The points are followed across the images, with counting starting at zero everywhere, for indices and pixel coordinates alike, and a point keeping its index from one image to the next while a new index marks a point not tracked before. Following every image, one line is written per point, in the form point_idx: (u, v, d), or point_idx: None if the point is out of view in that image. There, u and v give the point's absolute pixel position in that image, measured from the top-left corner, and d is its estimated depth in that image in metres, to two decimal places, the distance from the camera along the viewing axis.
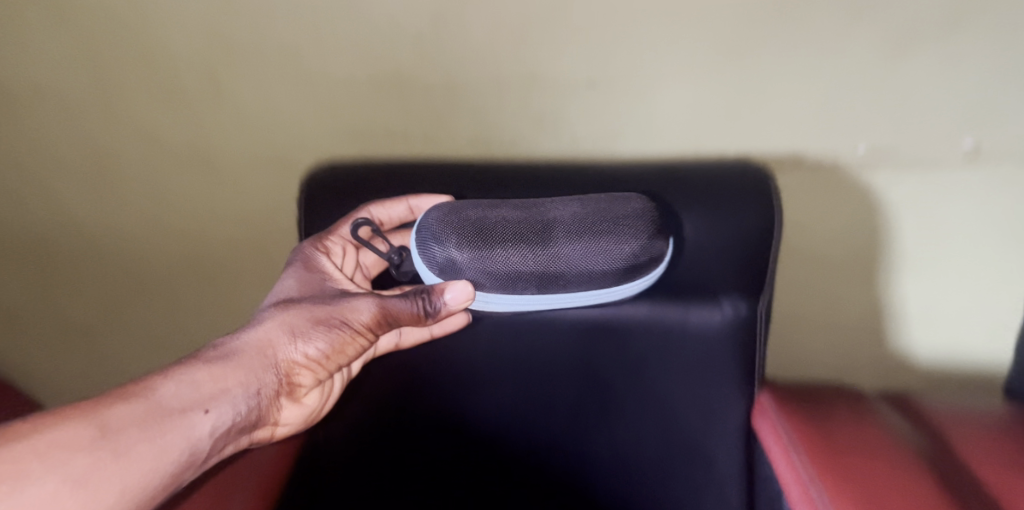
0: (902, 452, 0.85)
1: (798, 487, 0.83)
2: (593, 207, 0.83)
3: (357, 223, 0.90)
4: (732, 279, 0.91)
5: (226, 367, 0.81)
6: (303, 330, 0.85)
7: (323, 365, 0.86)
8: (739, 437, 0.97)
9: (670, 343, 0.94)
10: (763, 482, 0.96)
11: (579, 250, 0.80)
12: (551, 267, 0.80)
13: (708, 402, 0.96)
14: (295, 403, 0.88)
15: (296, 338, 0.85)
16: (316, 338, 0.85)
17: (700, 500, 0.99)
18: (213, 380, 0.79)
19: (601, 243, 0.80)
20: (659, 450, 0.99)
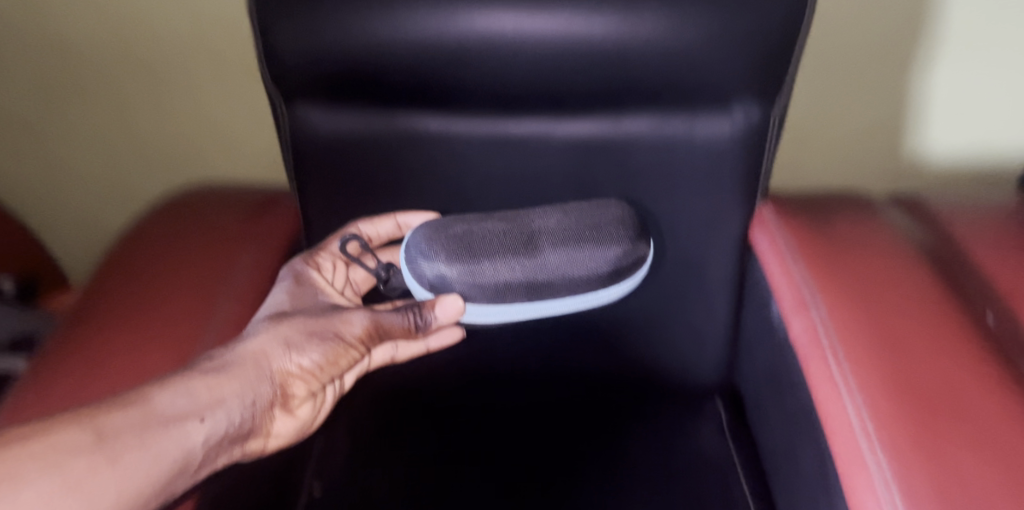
0: (902, 294, 0.62)
1: (806, 331, 0.61)
2: (574, 215, 0.64)
3: (344, 241, 0.70)
4: (746, 79, 0.66)
5: (219, 383, 0.56)
6: (298, 340, 0.62)
7: (325, 370, 0.63)
8: (730, 292, 0.79)
9: (672, 161, 0.73)
10: (745, 348, 0.80)
11: (567, 257, 0.60)
12: (538, 271, 0.60)
13: (699, 223, 0.76)
14: (289, 417, 0.62)
15: (289, 345, 0.61)
16: (313, 346, 0.62)
17: (685, 361, 0.83)
18: (205, 387, 0.55)
19: (587, 241, 0.61)
20: (641, 346, 0.82)
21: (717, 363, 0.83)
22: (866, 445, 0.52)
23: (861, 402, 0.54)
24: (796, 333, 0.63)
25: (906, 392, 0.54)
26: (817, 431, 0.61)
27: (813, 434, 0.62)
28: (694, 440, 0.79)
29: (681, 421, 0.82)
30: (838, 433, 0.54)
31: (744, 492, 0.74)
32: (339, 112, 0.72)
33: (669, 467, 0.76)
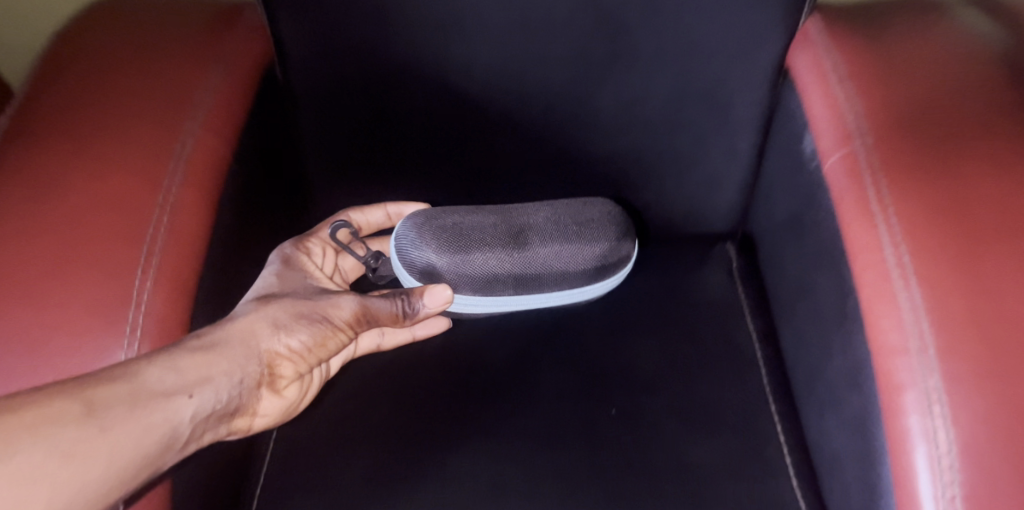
0: (925, 99, 0.61)
1: (844, 171, 0.59)
2: (559, 212, 0.70)
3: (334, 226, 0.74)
4: None
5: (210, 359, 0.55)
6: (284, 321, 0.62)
7: (312, 353, 0.63)
8: (749, 156, 0.82)
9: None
10: (762, 191, 0.83)
11: (552, 248, 0.67)
12: (526, 262, 0.67)
13: (709, 128, 0.79)
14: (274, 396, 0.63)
15: (276, 324, 0.61)
16: (300, 327, 0.62)
17: (695, 207, 0.86)
18: (191, 359, 0.54)
19: (570, 237, 0.68)
20: (654, 206, 0.86)
21: (729, 208, 0.86)
22: (898, 275, 0.52)
23: (918, 299, 0.51)
24: (831, 162, 0.61)
25: (937, 191, 0.55)
26: (828, 221, 0.65)
27: (835, 270, 0.63)
28: (700, 279, 0.86)
29: (687, 266, 0.88)
30: (868, 272, 0.54)
31: (748, 335, 0.81)
32: (316, 69, 0.74)
33: (677, 313, 0.83)
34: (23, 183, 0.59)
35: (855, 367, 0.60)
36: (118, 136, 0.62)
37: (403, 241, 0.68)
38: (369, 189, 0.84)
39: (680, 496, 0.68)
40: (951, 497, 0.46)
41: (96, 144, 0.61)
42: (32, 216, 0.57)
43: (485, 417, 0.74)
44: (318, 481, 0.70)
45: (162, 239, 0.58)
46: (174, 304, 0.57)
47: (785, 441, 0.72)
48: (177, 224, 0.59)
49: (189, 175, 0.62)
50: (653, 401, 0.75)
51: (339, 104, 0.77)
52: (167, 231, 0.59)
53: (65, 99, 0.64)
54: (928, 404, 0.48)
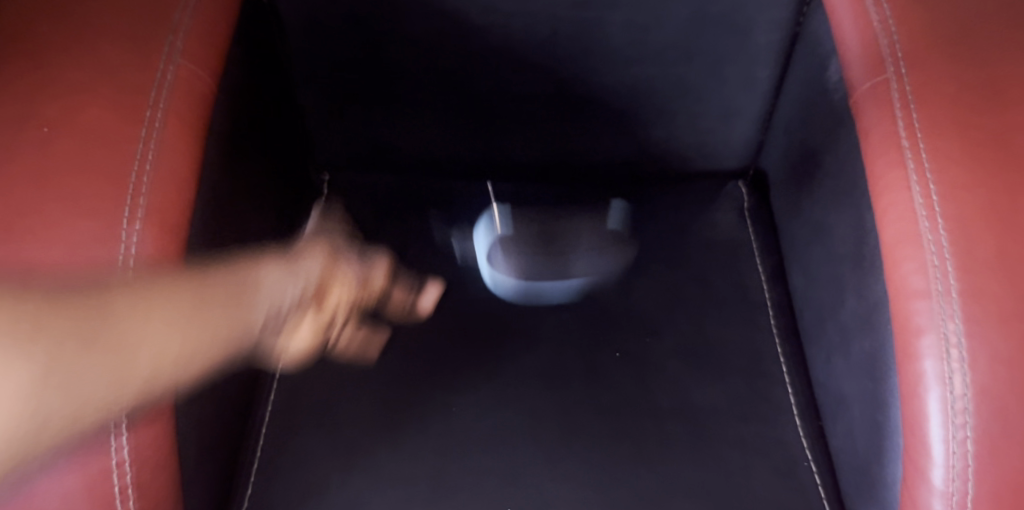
0: (958, 26, 0.57)
1: (873, 103, 0.56)
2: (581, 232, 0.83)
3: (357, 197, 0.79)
4: None
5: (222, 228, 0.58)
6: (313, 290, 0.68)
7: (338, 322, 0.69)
8: (766, 87, 0.79)
9: None
10: (779, 124, 0.81)
11: (587, 264, 0.79)
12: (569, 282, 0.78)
13: (723, 55, 0.76)
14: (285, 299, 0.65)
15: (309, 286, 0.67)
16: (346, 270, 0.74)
17: (707, 142, 0.84)
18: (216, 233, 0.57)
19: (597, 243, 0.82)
20: (668, 141, 0.84)
21: (744, 141, 0.84)
22: (924, 214, 0.51)
23: (944, 244, 0.50)
24: (860, 92, 0.58)
25: (967, 126, 0.52)
26: (852, 156, 0.63)
27: (857, 211, 0.62)
28: (711, 219, 0.85)
29: (699, 203, 0.86)
30: (891, 210, 0.52)
31: (757, 275, 0.80)
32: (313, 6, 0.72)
33: (685, 253, 0.82)
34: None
35: (869, 308, 0.60)
36: (97, 44, 0.56)
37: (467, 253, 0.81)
38: (367, 122, 0.82)
39: (686, 433, 0.69)
40: (962, 438, 0.47)
41: (76, 52, 0.55)
42: (6, 128, 0.51)
43: (490, 351, 0.74)
44: (321, 413, 0.69)
45: (154, 153, 0.53)
46: (169, 220, 0.51)
47: (790, 381, 0.73)
48: (168, 136, 0.53)
49: (177, 84, 0.55)
50: (659, 342, 0.75)
51: (338, 50, 0.76)
52: (159, 144, 0.53)
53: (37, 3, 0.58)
54: (945, 349, 0.48)
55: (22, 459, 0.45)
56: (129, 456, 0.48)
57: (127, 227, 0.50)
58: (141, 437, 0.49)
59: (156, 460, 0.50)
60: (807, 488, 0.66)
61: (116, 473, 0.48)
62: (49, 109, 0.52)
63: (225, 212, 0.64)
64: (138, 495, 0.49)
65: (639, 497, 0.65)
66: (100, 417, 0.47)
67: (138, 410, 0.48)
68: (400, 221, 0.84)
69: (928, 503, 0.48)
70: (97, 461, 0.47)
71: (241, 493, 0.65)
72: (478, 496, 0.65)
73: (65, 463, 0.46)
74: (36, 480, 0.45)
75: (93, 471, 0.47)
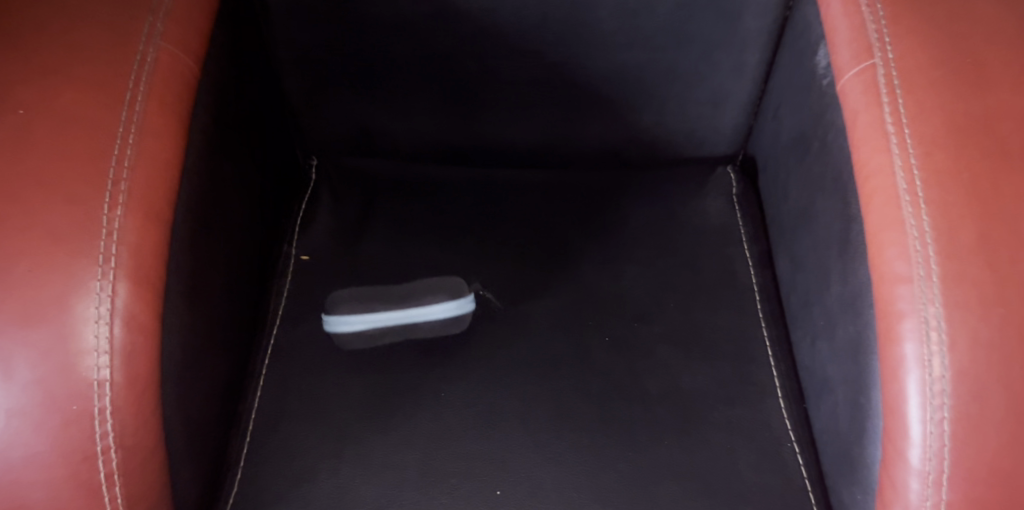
0: (944, 13, 0.57)
1: (861, 88, 0.56)
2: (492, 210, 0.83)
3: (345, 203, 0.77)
4: None
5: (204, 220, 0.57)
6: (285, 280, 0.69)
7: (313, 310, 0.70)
8: (756, 72, 0.79)
9: None
10: (767, 109, 0.81)
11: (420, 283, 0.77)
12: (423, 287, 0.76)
13: (712, 41, 0.76)
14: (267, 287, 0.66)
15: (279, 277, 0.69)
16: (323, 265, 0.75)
17: (696, 128, 0.84)
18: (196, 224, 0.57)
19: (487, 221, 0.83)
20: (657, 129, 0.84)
21: (732, 128, 0.85)
22: (907, 200, 0.51)
23: (928, 229, 0.50)
24: (847, 78, 0.58)
25: (951, 113, 0.53)
26: (839, 143, 0.64)
27: (843, 198, 0.63)
28: (700, 205, 0.85)
29: (688, 189, 0.87)
30: (876, 197, 0.53)
31: (744, 261, 0.81)
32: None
33: (673, 239, 0.82)
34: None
35: (853, 293, 0.61)
36: (80, 29, 0.55)
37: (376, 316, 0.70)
38: (354, 107, 0.82)
39: (672, 418, 0.69)
40: (939, 419, 0.48)
41: (56, 37, 0.54)
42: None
43: (479, 335, 0.74)
44: (312, 397, 0.69)
45: (135, 138, 0.52)
46: (150, 207, 0.51)
47: (776, 365, 0.73)
48: (149, 121, 0.53)
49: (159, 69, 0.55)
50: (647, 327, 0.75)
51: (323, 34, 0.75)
52: (140, 129, 0.52)
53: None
54: (925, 332, 0.48)
55: (7, 439, 0.46)
56: (115, 440, 0.48)
57: (108, 214, 0.50)
58: (125, 422, 0.49)
59: (139, 442, 0.50)
60: (792, 471, 0.67)
61: (101, 457, 0.48)
62: (28, 95, 0.52)
63: (210, 197, 0.63)
64: (125, 479, 0.49)
65: (627, 480, 0.66)
66: (82, 402, 0.47)
67: (121, 394, 0.48)
68: (392, 202, 0.84)
69: (905, 483, 0.49)
70: (81, 446, 0.47)
71: (231, 475, 0.66)
72: (468, 479, 0.65)
73: (47, 447, 0.46)
74: (20, 466, 0.46)
75: (75, 455, 0.47)
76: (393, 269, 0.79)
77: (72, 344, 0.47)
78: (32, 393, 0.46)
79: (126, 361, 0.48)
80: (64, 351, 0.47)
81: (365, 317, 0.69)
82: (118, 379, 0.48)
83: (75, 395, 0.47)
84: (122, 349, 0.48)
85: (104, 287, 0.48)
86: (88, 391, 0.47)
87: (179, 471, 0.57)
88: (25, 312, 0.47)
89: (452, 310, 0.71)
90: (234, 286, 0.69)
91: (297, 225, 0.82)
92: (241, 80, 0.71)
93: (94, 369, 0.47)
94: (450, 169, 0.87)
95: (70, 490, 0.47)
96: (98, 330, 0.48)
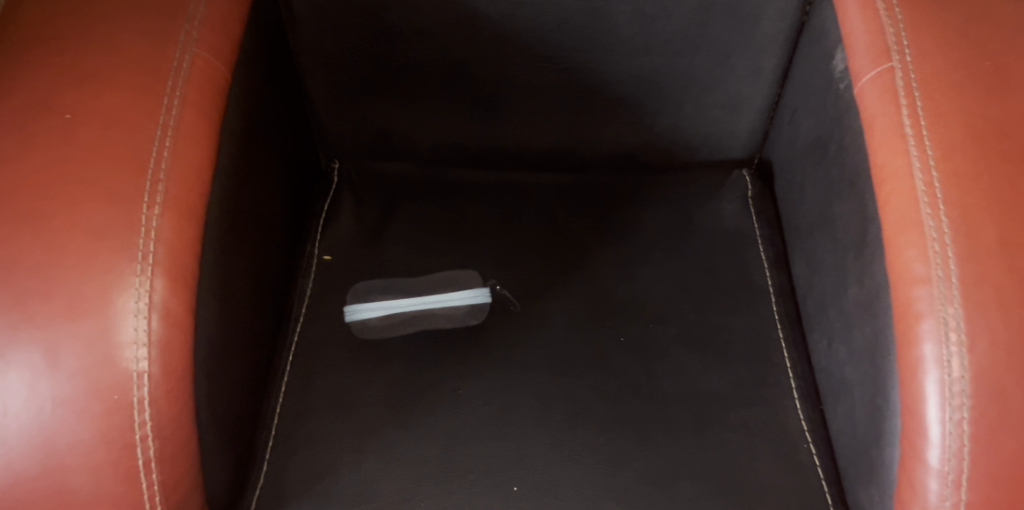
0: (962, 17, 0.57)
1: (878, 91, 0.56)
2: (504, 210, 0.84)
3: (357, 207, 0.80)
4: None
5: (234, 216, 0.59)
6: None
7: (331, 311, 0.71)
8: (772, 76, 0.80)
9: None
10: (784, 113, 0.81)
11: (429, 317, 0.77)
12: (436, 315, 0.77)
13: (728, 45, 0.77)
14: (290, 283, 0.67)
15: None
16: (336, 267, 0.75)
17: (712, 132, 0.85)
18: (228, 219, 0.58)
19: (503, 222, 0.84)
20: (673, 133, 0.85)
21: (749, 132, 0.85)
22: (926, 201, 0.51)
23: (949, 233, 0.50)
24: (864, 82, 0.58)
25: (970, 116, 0.53)
26: (856, 146, 0.64)
27: (860, 201, 0.63)
28: (716, 208, 0.86)
29: (704, 192, 0.87)
30: (894, 199, 0.53)
31: (760, 263, 0.81)
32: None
33: (689, 242, 0.83)
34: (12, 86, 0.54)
35: (871, 295, 0.61)
36: (112, 35, 0.57)
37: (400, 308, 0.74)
38: (374, 111, 0.83)
39: (689, 419, 0.70)
40: (959, 419, 0.48)
41: (94, 44, 0.56)
42: (28, 117, 0.52)
43: (496, 336, 0.75)
44: (332, 396, 0.70)
45: (172, 140, 0.53)
46: (186, 206, 0.52)
47: (792, 366, 0.74)
48: (184, 123, 0.54)
49: (194, 74, 0.56)
50: (663, 328, 0.76)
51: (349, 42, 0.77)
52: (177, 131, 0.54)
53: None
54: (944, 332, 0.49)
55: (51, 429, 0.47)
56: (153, 429, 0.49)
57: (146, 213, 0.51)
58: (161, 413, 0.49)
59: (176, 432, 0.51)
60: (809, 472, 0.67)
61: (140, 445, 0.49)
62: (66, 100, 0.53)
63: (239, 198, 0.64)
64: (162, 466, 0.50)
65: (643, 479, 0.66)
66: (123, 392, 0.48)
67: (159, 384, 0.49)
68: (411, 205, 0.85)
69: (924, 484, 0.49)
70: (121, 433, 0.48)
71: (257, 470, 0.66)
72: (486, 476, 0.66)
73: (89, 435, 0.47)
74: (64, 452, 0.47)
75: (116, 442, 0.48)
76: (412, 271, 0.79)
77: (112, 337, 0.48)
78: (77, 382, 0.47)
79: (163, 352, 0.49)
80: (103, 344, 0.48)
81: (386, 302, 0.74)
82: (156, 370, 0.49)
83: (116, 385, 0.48)
84: (160, 342, 0.49)
85: (142, 282, 0.49)
86: (128, 382, 0.48)
87: (209, 463, 0.58)
88: (70, 306, 0.48)
89: (468, 298, 0.75)
90: (260, 286, 0.70)
91: (319, 225, 0.83)
92: (266, 87, 0.73)
93: (134, 360, 0.48)
94: (468, 172, 0.88)
95: (112, 477, 0.48)
96: (137, 323, 0.49)
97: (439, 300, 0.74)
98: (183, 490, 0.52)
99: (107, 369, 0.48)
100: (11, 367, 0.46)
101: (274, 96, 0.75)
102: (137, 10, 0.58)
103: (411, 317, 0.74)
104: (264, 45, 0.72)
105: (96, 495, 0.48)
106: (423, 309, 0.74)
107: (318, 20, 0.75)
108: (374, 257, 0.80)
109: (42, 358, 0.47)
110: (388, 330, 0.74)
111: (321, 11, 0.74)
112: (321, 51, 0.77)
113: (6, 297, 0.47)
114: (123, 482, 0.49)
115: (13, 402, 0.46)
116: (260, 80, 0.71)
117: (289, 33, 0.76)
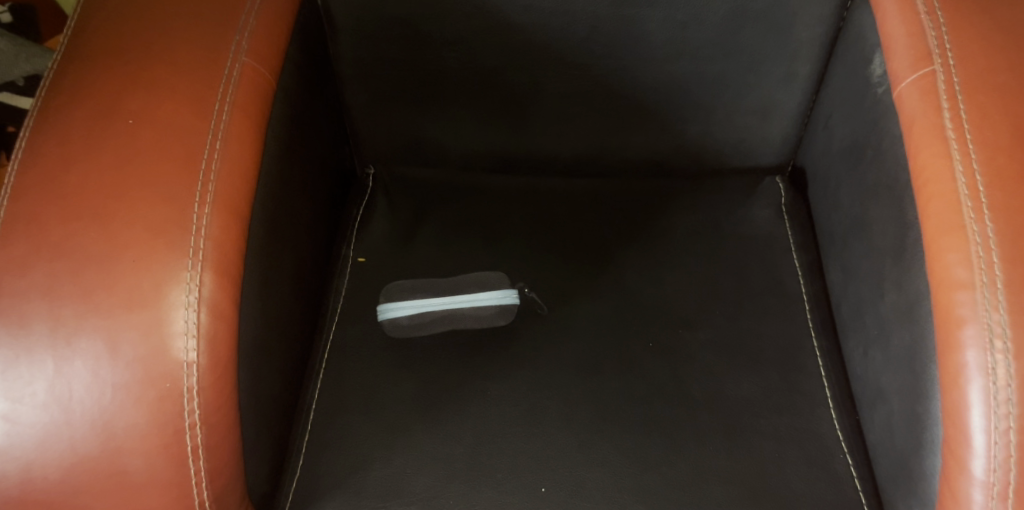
0: (1006, 21, 0.56)
1: (918, 94, 0.56)
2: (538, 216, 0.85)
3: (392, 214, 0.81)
4: None
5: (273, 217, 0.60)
6: None
7: None
8: (807, 83, 0.79)
9: None
10: (819, 119, 0.81)
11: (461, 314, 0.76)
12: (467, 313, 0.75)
13: (763, 52, 0.76)
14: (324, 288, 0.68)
15: None
16: None
17: (745, 138, 0.84)
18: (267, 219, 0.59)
19: (536, 227, 0.84)
20: (708, 139, 0.84)
21: (783, 138, 0.84)
22: (970, 206, 0.51)
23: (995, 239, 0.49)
24: (904, 85, 0.57)
25: (1014, 119, 0.52)
26: (895, 150, 0.63)
27: (899, 208, 0.62)
28: (748, 215, 0.85)
29: (736, 199, 0.86)
30: (934, 204, 0.53)
31: (794, 271, 0.80)
32: (365, 10, 0.74)
33: (720, 248, 0.82)
34: (76, 90, 0.55)
35: (910, 302, 0.60)
36: (168, 41, 0.58)
37: (429, 309, 0.71)
38: (410, 117, 0.84)
39: (722, 425, 0.69)
40: (1005, 428, 0.47)
41: (151, 48, 0.57)
42: (89, 119, 0.54)
43: (526, 340, 0.75)
44: (364, 395, 0.71)
45: (221, 143, 0.54)
46: (232, 205, 0.53)
47: (826, 375, 0.73)
48: (234, 128, 0.55)
49: (244, 80, 0.57)
50: (693, 334, 0.75)
51: (388, 50, 0.77)
52: (225, 135, 0.55)
53: (115, 3, 0.60)
54: (989, 339, 0.48)
55: (110, 414, 0.48)
56: (200, 417, 0.50)
57: (197, 211, 0.52)
58: (209, 403, 0.50)
59: (220, 422, 0.51)
60: (843, 481, 0.66)
61: (189, 432, 0.50)
62: (128, 104, 0.54)
63: (280, 199, 0.65)
64: (208, 454, 0.51)
65: (673, 484, 0.65)
66: (174, 381, 0.49)
67: (207, 375, 0.50)
68: (443, 210, 0.85)
69: (968, 494, 0.48)
70: (172, 420, 0.49)
71: (294, 464, 0.67)
72: (513, 476, 0.66)
73: (145, 420, 0.48)
74: (122, 435, 0.48)
75: (168, 429, 0.49)
76: (444, 274, 0.80)
77: (165, 327, 0.49)
78: (135, 370, 0.48)
79: (210, 345, 0.50)
80: (158, 334, 0.49)
81: (415, 301, 0.72)
82: (203, 361, 0.50)
83: (167, 374, 0.49)
84: (207, 335, 0.50)
85: (193, 277, 0.50)
86: (178, 371, 0.49)
87: (249, 455, 0.58)
88: (130, 298, 0.49)
89: (497, 300, 0.72)
90: (300, 285, 0.71)
91: (354, 229, 0.84)
92: (307, 94, 0.73)
93: (184, 351, 0.49)
94: (501, 178, 0.88)
95: (163, 463, 0.49)
96: (188, 316, 0.50)
97: (469, 300, 0.72)
98: (225, 479, 0.53)
99: (160, 360, 0.49)
100: (77, 354, 0.47)
101: (315, 103, 0.76)
102: (190, 14, 0.60)
103: (440, 317, 0.72)
104: (306, 53, 0.73)
105: (150, 480, 0.49)
106: (452, 310, 0.72)
107: (359, 30, 0.76)
108: (406, 261, 0.81)
109: (104, 346, 0.48)
110: (418, 329, 0.72)
111: (362, 20, 0.75)
112: (361, 60, 0.78)
113: (73, 286, 0.48)
114: (169, 471, 0.49)
115: (77, 387, 0.47)
116: (302, 87, 0.72)
117: (330, 43, 0.77)
